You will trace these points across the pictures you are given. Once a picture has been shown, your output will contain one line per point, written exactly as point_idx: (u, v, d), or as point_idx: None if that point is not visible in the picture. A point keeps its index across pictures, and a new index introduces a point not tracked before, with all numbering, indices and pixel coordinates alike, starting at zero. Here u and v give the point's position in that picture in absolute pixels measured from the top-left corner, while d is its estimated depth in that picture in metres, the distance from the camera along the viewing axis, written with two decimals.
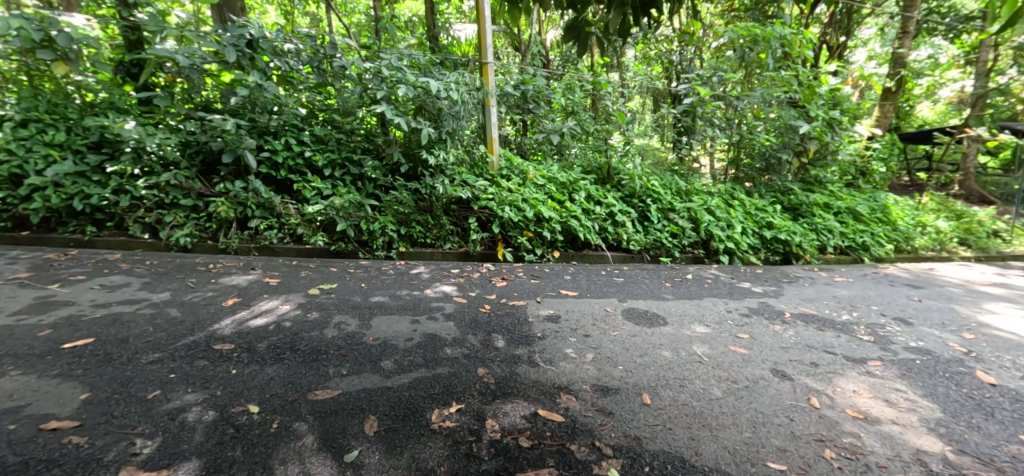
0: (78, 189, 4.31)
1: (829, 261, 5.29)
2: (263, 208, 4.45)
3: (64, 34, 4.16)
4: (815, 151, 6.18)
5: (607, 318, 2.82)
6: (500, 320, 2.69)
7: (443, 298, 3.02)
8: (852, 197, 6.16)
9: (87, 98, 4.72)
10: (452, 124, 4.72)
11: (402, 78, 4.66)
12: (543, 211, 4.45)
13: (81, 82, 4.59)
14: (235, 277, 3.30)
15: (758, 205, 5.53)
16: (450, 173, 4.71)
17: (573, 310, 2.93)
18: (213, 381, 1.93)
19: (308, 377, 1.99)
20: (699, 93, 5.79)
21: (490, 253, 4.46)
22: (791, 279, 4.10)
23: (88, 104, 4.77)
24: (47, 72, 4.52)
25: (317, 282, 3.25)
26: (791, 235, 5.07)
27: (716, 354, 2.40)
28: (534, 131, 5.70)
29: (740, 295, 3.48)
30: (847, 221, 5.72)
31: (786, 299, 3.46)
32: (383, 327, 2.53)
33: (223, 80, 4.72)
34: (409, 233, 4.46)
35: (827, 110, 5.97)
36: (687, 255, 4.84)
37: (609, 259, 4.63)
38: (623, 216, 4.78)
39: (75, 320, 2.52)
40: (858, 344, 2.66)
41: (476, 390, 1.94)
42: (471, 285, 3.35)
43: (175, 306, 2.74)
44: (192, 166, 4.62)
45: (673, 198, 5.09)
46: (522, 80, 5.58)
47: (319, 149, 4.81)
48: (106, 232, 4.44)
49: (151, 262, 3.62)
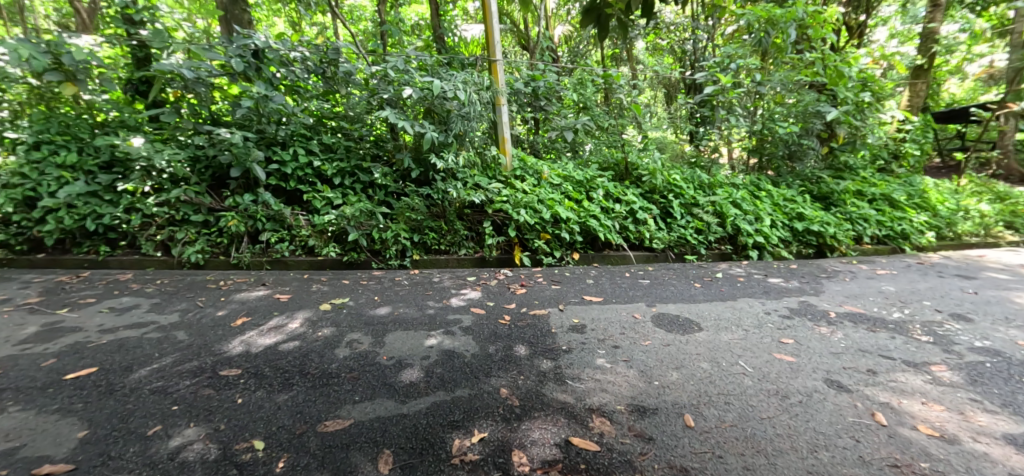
0: (90, 210, 4.30)
1: (866, 251, 4.98)
2: (274, 221, 4.36)
3: (70, 54, 4.27)
4: (844, 135, 5.88)
5: (636, 325, 2.62)
6: (522, 332, 2.51)
7: (460, 310, 2.85)
8: (887, 183, 5.83)
9: (99, 118, 4.73)
10: (461, 126, 4.52)
11: (408, 81, 4.54)
12: (560, 212, 4.25)
13: (90, 101, 4.61)
14: (245, 294, 3.19)
15: (786, 195, 5.25)
16: (462, 176, 4.53)
17: (599, 318, 2.73)
18: (218, 413, 1.79)
19: (319, 405, 1.84)
20: (720, 81, 5.54)
21: (506, 258, 4.26)
22: (829, 273, 3.83)
23: (99, 124, 4.77)
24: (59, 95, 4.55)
25: (329, 297, 3.13)
26: (824, 226, 4.81)
27: (760, 364, 2.20)
28: (547, 129, 5.55)
29: (777, 294, 3.24)
30: (883, 208, 5.39)
31: (828, 296, 3.21)
32: (398, 344, 2.38)
33: (230, 93, 4.69)
34: (423, 240, 4.29)
35: (857, 92, 5.66)
36: (713, 252, 4.58)
37: (632, 259, 4.40)
38: (644, 214, 4.56)
39: (80, 348, 2.42)
40: (917, 347, 2.41)
41: (498, 415, 1.76)
42: (489, 293, 3.18)
43: (182, 328, 2.63)
44: (202, 181, 4.55)
45: (696, 192, 4.85)
46: (532, 77, 5.41)
47: (328, 158, 4.71)
48: (120, 251, 4.40)
49: (162, 281, 3.54)
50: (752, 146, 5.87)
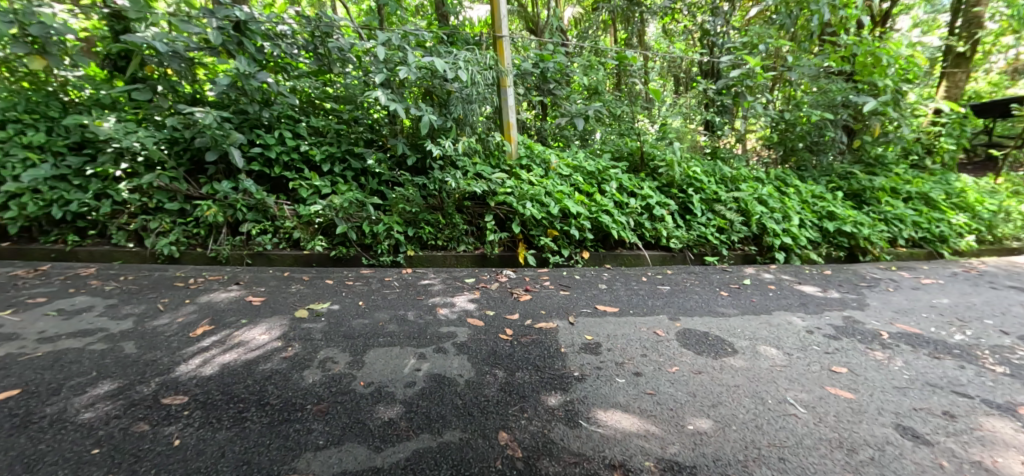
0: (57, 195, 3.94)
1: (901, 255, 4.60)
2: (256, 211, 3.98)
3: (39, 25, 3.78)
4: (880, 127, 5.40)
5: (660, 345, 2.24)
6: (526, 352, 2.14)
7: (455, 321, 2.48)
8: (923, 181, 5.38)
9: (73, 96, 4.39)
10: (462, 110, 4.10)
11: (403, 58, 4.10)
12: (570, 206, 3.84)
13: (64, 78, 4.27)
14: (214, 296, 2.83)
15: (814, 191, 4.84)
16: (462, 165, 4.11)
17: (616, 334, 2.34)
18: (146, 462, 1.43)
19: (271, 452, 1.47)
20: (749, 65, 5.08)
21: (509, 256, 3.87)
22: (869, 282, 3.43)
23: (73, 103, 4.43)
24: (29, 74, 4.24)
25: (307, 300, 2.76)
26: (857, 227, 4.41)
27: (813, 403, 1.82)
28: (555, 115, 5.14)
29: (816, 307, 2.85)
30: (919, 208, 4.96)
31: (874, 312, 2.82)
32: (379, 365, 2.01)
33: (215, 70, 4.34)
34: (418, 234, 3.89)
35: (896, 80, 5.17)
36: (736, 253, 4.18)
37: (647, 260, 4.01)
38: (662, 210, 4.15)
39: (8, 362, 2.06)
40: (995, 382, 2.04)
41: (496, 474, 1.40)
42: (488, 300, 2.79)
43: (133, 339, 2.27)
44: (180, 166, 4.17)
45: (718, 187, 4.42)
46: (541, 58, 4.99)
47: (316, 142, 4.31)
48: (89, 241, 4.05)
49: (127, 278, 3.19)
50: (778, 137, 5.43)
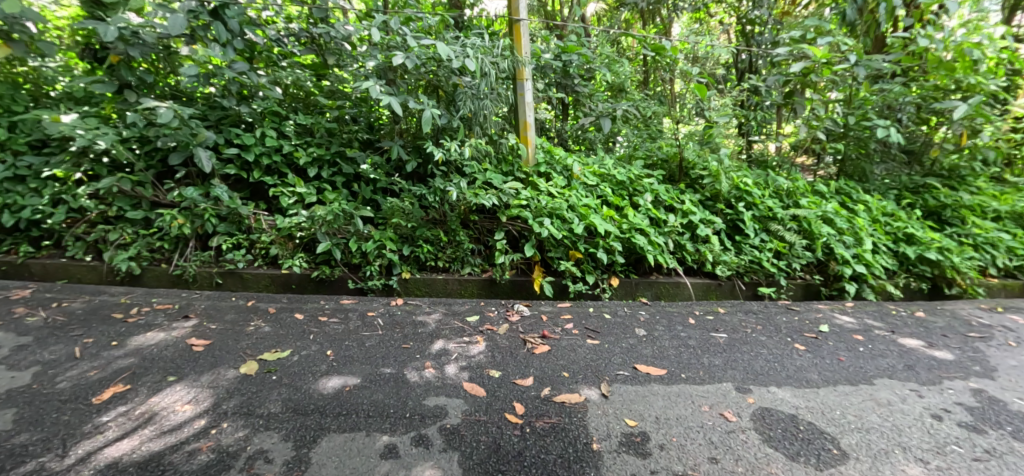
0: (9, 200, 3.43)
1: (993, 288, 3.89)
2: (228, 222, 3.42)
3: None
4: (972, 135, 4.45)
5: (736, 442, 1.57)
6: (543, 451, 1.50)
7: (447, 388, 1.85)
8: (1014, 197, 4.54)
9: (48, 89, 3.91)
10: (471, 106, 3.45)
11: (403, 44, 3.48)
12: (597, 224, 3.17)
13: (34, 69, 3.81)
14: (151, 336, 2.26)
15: (886, 208, 4.09)
16: (470, 172, 3.45)
17: (669, 419, 1.68)
18: None
19: None
20: (815, 56, 4.19)
21: (523, 282, 3.23)
22: (981, 333, 2.71)
23: (46, 95, 3.92)
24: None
25: (263, 346, 2.16)
26: (943, 254, 3.69)
27: None
28: (577, 115, 4.54)
29: (930, 376, 2.14)
30: (1014, 231, 4.16)
31: (1012, 386, 2.10)
32: (331, 471, 1.39)
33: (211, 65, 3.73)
34: (414, 254, 3.26)
35: (992, 78, 4.27)
36: (796, 283, 3.48)
37: (688, 289, 3.34)
38: (707, 229, 3.45)
39: None
40: None
41: None
42: (494, 352, 2.15)
43: (16, 407, 1.70)
44: (149, 168, 3.63)
45: (775, 203, 3.69)
46: (564, 49, 4.31)
47: (302, 143, 3.72)
48: (44, 252, 3.55)
49: (62, 305, 2.65)
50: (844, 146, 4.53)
